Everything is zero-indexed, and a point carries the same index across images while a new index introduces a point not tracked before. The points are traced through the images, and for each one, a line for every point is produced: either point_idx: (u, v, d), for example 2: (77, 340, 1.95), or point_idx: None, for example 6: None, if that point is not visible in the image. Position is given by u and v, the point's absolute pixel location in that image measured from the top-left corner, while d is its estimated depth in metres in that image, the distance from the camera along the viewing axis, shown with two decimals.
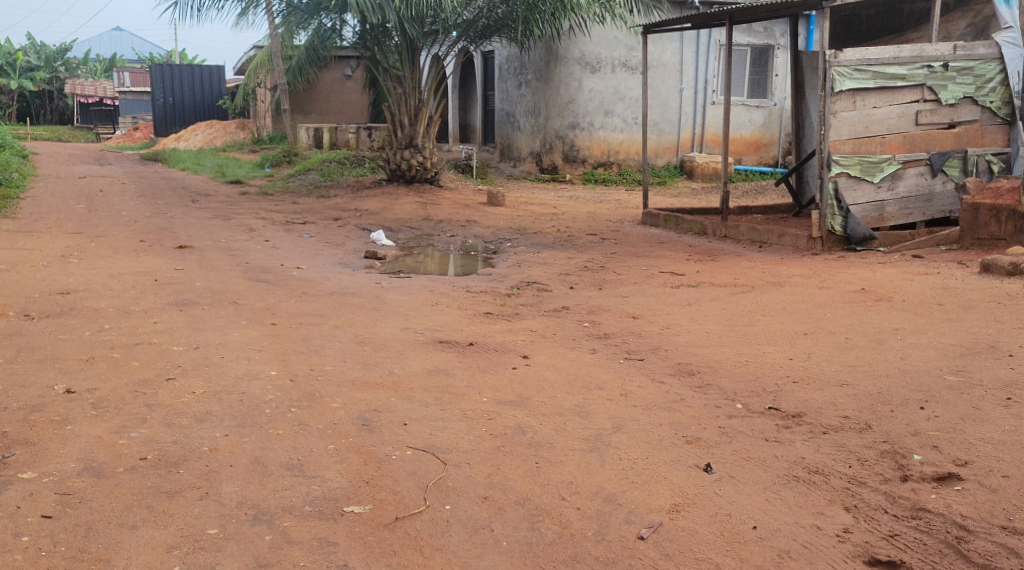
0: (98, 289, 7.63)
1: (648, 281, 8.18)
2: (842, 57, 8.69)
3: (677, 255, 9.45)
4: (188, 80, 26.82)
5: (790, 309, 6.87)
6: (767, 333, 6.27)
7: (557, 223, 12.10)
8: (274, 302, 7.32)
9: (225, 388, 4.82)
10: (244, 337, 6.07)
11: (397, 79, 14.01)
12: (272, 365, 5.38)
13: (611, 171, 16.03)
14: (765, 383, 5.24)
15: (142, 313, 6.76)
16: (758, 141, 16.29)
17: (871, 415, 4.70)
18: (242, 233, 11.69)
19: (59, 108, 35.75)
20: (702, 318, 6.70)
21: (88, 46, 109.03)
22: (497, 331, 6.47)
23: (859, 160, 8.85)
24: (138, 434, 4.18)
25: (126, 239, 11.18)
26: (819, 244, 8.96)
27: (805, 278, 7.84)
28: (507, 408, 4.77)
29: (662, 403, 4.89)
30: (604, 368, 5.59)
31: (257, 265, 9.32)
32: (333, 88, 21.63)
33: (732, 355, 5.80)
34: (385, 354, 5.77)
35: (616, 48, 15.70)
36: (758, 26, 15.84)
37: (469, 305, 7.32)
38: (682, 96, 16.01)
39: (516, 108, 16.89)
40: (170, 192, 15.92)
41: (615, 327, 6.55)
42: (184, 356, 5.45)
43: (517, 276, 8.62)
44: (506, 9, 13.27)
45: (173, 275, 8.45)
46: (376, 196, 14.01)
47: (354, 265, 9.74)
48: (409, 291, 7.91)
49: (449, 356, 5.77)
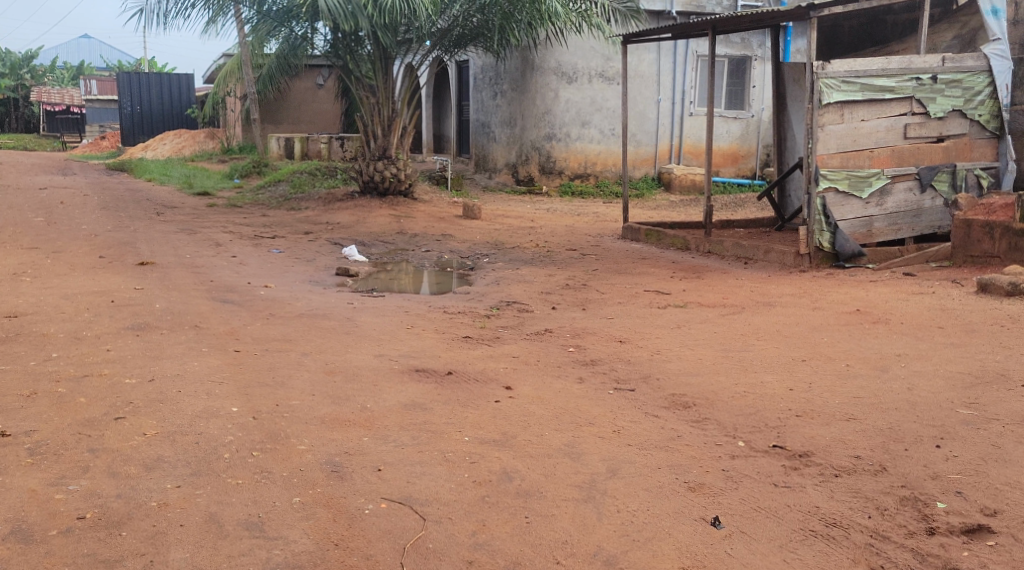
0: (50, 313, 7.20)
1: (632, 301, 7.81)
2: (829, 68, 8.35)
3: (661, 272, 9.10)
4: (156, 89, 26.24)
5: (783, 331, 6.48)
6: (763, 359, 5.81)
7: (536, 237, 11.72)
8: (238, 325, 6.89)
9: (180, 429, 4.46)
10: (204, 366, 5.66)
11: (369, 89, 13.61)
12: (233, 401, 4.96)
13: (588, 183, 15.68)
14: (766, 417, 4.80)
15: (95, 340, 6.36)
16: (735, 153, 15.99)
17: (884, 455, 4.26)
18: (208, 249, 11.25)
19: (26, 116, 34.97)
20: (692, 342, 6.32)
21: (57, 52, 107.66)
22: (477, 358, 6.06)
23: (847, 174, 8.51)
24: (78, 487, 3.78)
25: (85, 255, 10.74)
26: (806, 260, 8.62)
27: (796, 297, 7.49)
28: (489, 449, 4.36)
29: (657, 442, 4.50)
30: (592, 400, 5.19)
31: (222, 284, 8.89)
32: (305, 98, 21.18)
33: (728, 385, 5.35)
34: (356, 386, 5.34)
35: (593, 58, 15.42)
36: (735, 37, 15.56)
37: (447, 328, 6.92)
38: (660, 107, 15.69)
39: (491, 118, 16.39)
40: (134, 204, 15.47)
41: (602, 353, 6.17)
42: (136, 392, 5.06)
43: (496, 295, 8.24)
44: (481, 17, 12.88)
45: (132, 295, 8.04)
46: (348, 208, 13.57)
47: (325, 282, 9.32)
48: (382, 313, 7.48)
49: (426, 388, 5.36)
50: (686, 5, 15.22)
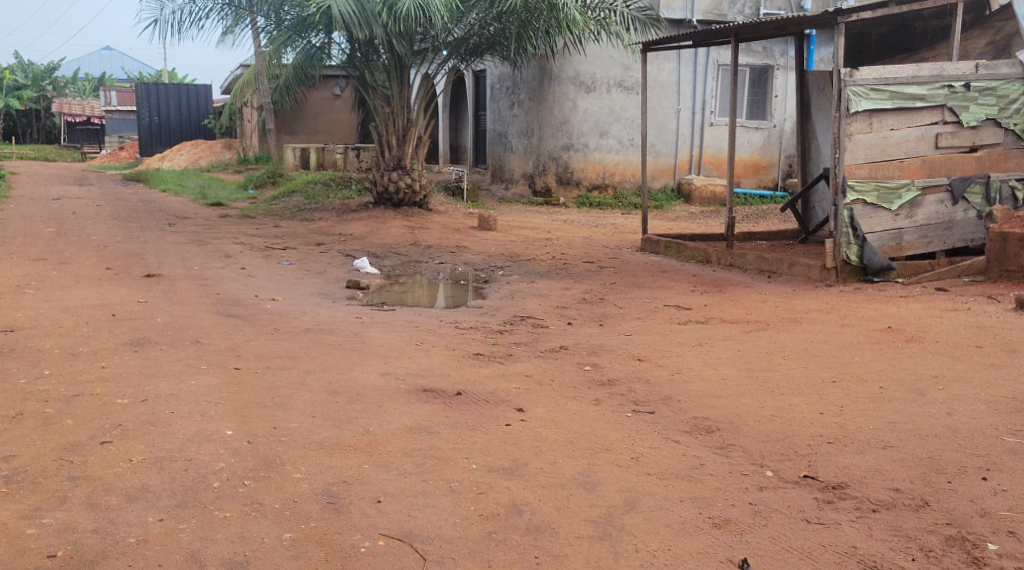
0: (48, 328, 6.97)
1: (652, 316, 7.50)
2: (858, 75, 8.04)
3: (681, 286, 8.77)
4: (174, 99, 26.13)
5: (811, 349, 6.15)
6: (790, 380, 5.48)
7: (552, 249, 11.42)
8: (240, 341, 6.62)
9: (170, 455, 4.19)
10: (201, 385, 5.38)
11: (385, 98, 13.37)
12: (228, 424, 4.68)
13: (606, 194, 15.39)
14: (796, 443, 4.48)
15: (91, 356, 6.12)
16: (757, 164, 15.66)
17: (925, 487, 3.94)
18: (217, 260, 11.02)
19: (47, 128, 35.09)
20: (715, 361, 6.00)
21: (80, 64, 108.31)
22: (488, 377, 5.76)
23: (875, 186, 8.18)
24: (52, 521, 3.54)
25: (92, 267, 10.51)
26: (833, 274, 8.32)
27: (823, 313, 7.16)
28: (497, 478, 4.06)
29: (678, 471, 4.19)
30: (609, 424, 4.88)
31: (229, 297, 8.63)
32: (321, 108, 20.99)
33: (754, 408, 5.02)
34: (358, 408, 5.05)
35: (612, 67, 15.12)
36: (758, 46, 15.23)
37: (457, 345, 6.62)
38: (680, 117, 15.38)
39: (508, 128, 16.10)
40: (146, 214, 15.29)
41: (620, 372, 5.86)
42: (127, 413, 4.79)
43: (510, 309, 7.94)
44: (498, 26, 12.60)
45: (134, 309, 7.81)
46: (362, 219, 13.32)
47: (334, 295, 9.05)
48: (391, 328, 7.19)
49: (433, 410, 5.06)
50: (706, 14, 14.96)
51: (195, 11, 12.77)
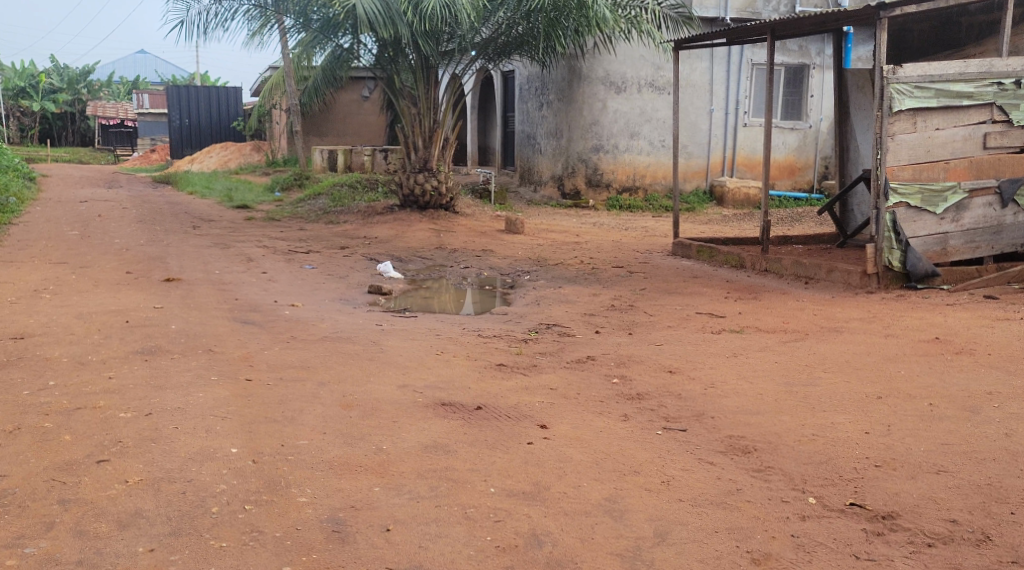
0: (59, 335, 6.75)
1: (683, 325, 7.16)
2: (902, 73, 7.68)
3: (714, 292, 8.43)
4: (205, 101, 26.03)
5: (852, 361, 5.81)
6: (832, 396, 5.14)
7: (581, 253, 11.10)
8: (255, 350, 6.37)
9: (168, 475, 3.92)
10: (208, 398, 5.13)
11: (411, 99, 13.09)
12: (234, 441, 4.41)
13: (636, 197, 15.06)
14: (840, 466, 4.17)
15: (99, 365, 5.89)
16: (792, 166, 15.26)
17: (985, 519, 3.66)
18: (238, 264, 10.80)
19: (82, 130, 35.20)
20: (751, 373, 5.68)
21: (116, 68, 109.01)
22: (510, 390, 5.46)
23: (920, 188, 7.83)
24: (35, 550, 3.39)
25: (112, 270, 10.35)
26: (873, 281, 7.96)
27: (865, 323, 6.81)
28: (517, 504, 3.81)
29: (713, 497, 3.90)
30: (639, 442, 4.59)
31: (247, 302, 8.40)
32: (350, 110, 20.79)
33: (795, 427, 4.70)
34: (373, 423, 4.77)
35: (643, 67, 14.80)
36: (793, 44, 14.86)
37: (480, 355, 6.33)
38: (712, 117, 15.03)
39: (537, 130, 15.77)
40: (171, 216, 15.13)
41: (650, 386, 5.54)
42: (129, 428, 4.53)
43: (536, 316, 7.64)
44: (526, 25, 12.28)
45: (149, 315, 7.58)
46: (387, 222, 13.08)
47: (356, 301, 8.80)
48: (412, 336, 6.91)
49: (452, 426, 4.78)
50: (740, 12, 14.59)
51: (222, 12, 12.52)
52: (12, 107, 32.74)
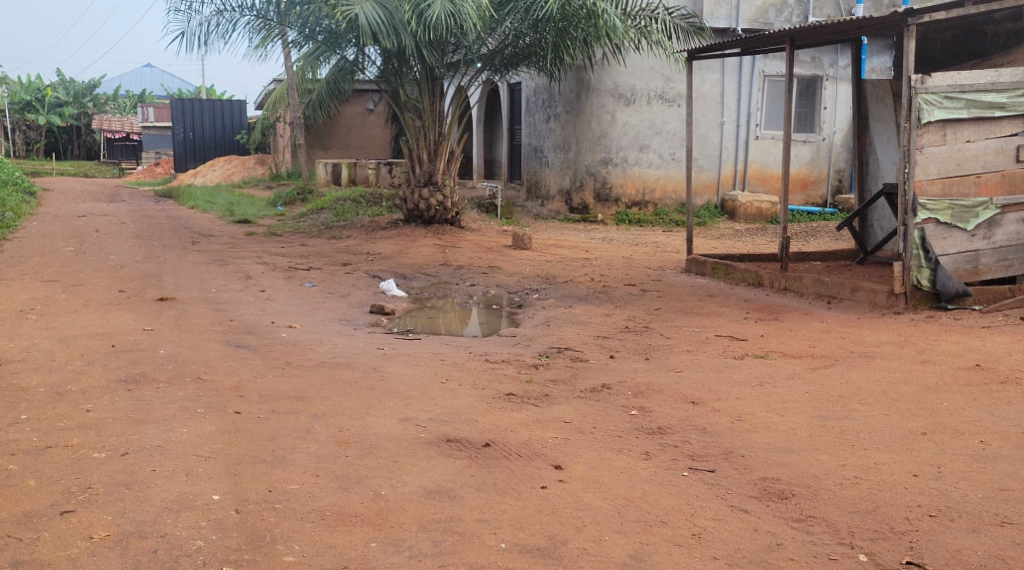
0: (39, 360, 6.35)
1: (703, 349, 6.73)
2: (930, 83, 7.26)
3: (733, 313, 8.00)
4: (209, 114, 25.66)
5: (888, 392, 5.36)
6: (872, 431, 4.70)
7: (592, 270, 10.68)
8: (247, 378, 5.95)
9: (139, 529, 3.63)
10: (192, 434, 4.71)
11: (415, 111, 12.67)
12: (216, 486, 4.02)
13: (646, 211, 14.65)
14: (890, 516, 3.80)
15: (78, 396, 5.49)
16: (805, 179, 14.83)
17: None
18: (236, 281, 10.42)
19: (88, 144, 34.90)
20: (782, 405, 5.23)
21: (125, 82, 108.92)
22: (519, 425, 5.02)
23: (949, 204, 7.39)
24: None
25: (105, 289, 9.96)
26: (901, 301, 7.44)
27: (897, 347, 6.36)
28: (531, 563, 3.54)
29: (751, 554, 3.61)
30: (663, 485, 4.18)
31: (242, 324, 7.97)
32: (354, 123, 20.41)
33: (835, 468, 4.26)
34: (371, 463, 4.35)
35: (653, 79, 14.39)
36: (806, 56, 14.44)
37: (487, 383, 5.90)
38: (724, 130, 14.61)
39: (544, 142, 15.35)
40: (170, 232, 14.73)
41: (671, 418, 5.11)
42: (101, 471, 4.16)
43: (546, 339, 7.21)
44: (534, 36, 11.86)
45: (137, 339, 7.17)
46: (391, 237, 12.67)
47: (357, 322, 8.38)
48: (415, 362, 6.49)
49: (457, 467, 4.36)
50: (752, 22, 14.17)
51: (223, 23, 12.12)
52: (18, 121, 32.48)
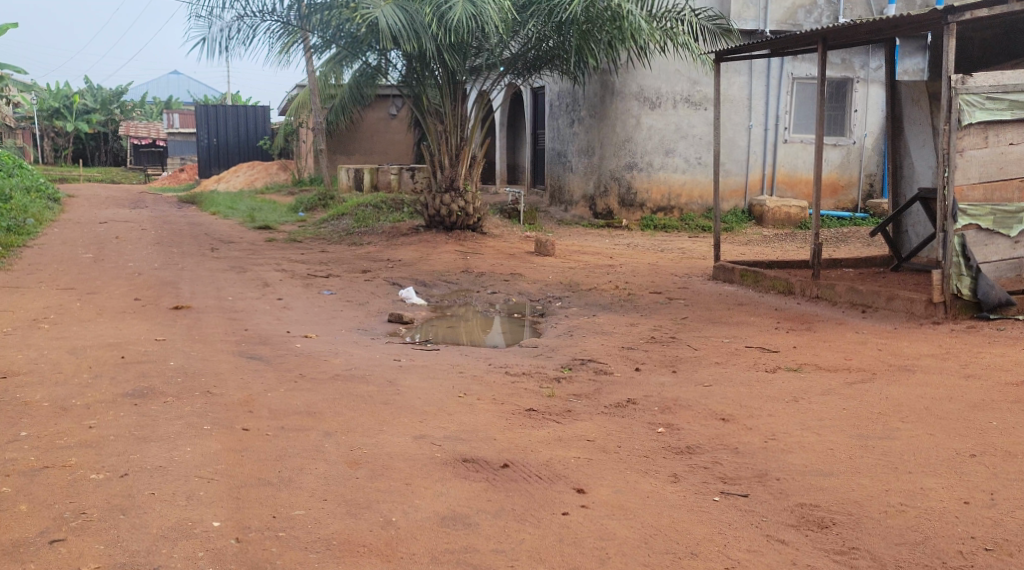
0: (46, 373, 6.15)
1: (733, 361, 6.44)
2: (972, 83, 6.94)
3: (763, 322, 7.70)
4: (233, 120, 25.52)
5: (932, 408, 5.06)
6: (916, 452, 4.42)
7: (616, 277, 10.40)
8: (258, 392, 5.72)
9: (131, 561, 3.46)
10: (196, 453, 4.48)
11: (437, 115, 12.43)
12: (216, 510, 3.81)
13: (672, 216, 14.35)
14: (941, 551, 3.58)
15: (82, 412, 5.28)
16: (835, 183, 14.49)
17: None
18: (253, 289, 10.22)
19: (115, 151, 34.94)
20: (818, 424, 4.93)
21: (153, 88, 109.49)
22: (540, 443, 4.76)
23: (992, 209, 7.08)
24: None
25: (121, 297, 9.78)
26: (940, 310, 7.12)
27: (938, 360, 6.06)
28: None
29: None
30: (692, 511, 3.93)
31: (257, 334, 7.75)
32: (377, 128, 20.23)
33: (878, 492, 4.00)
34: (382, 486, 4.10)
35: (678, 82, 14.11)
36: (836, 57, 14.11)
37: (507, 397, 5.64)
38: (751, 134, 14.31)
39: (567, 147, 15.12)
40: (190, 238, 14.57)
41: (700, 437, 4.84)
42: (97, 493, 3.95)
43: (568, 350, 6.95)
44: (557, 39, 11.60)
45: (148, 350, 6.96)
46: (412, 244, 12.44)
47: (374, 331, 8.15)
48: (432, 374, 6.23)
49: (474, 490, 4.11)
50: (780, 24, 13.87)
51: (244, 28, 11.92)
52: (46, 127, 32.54)
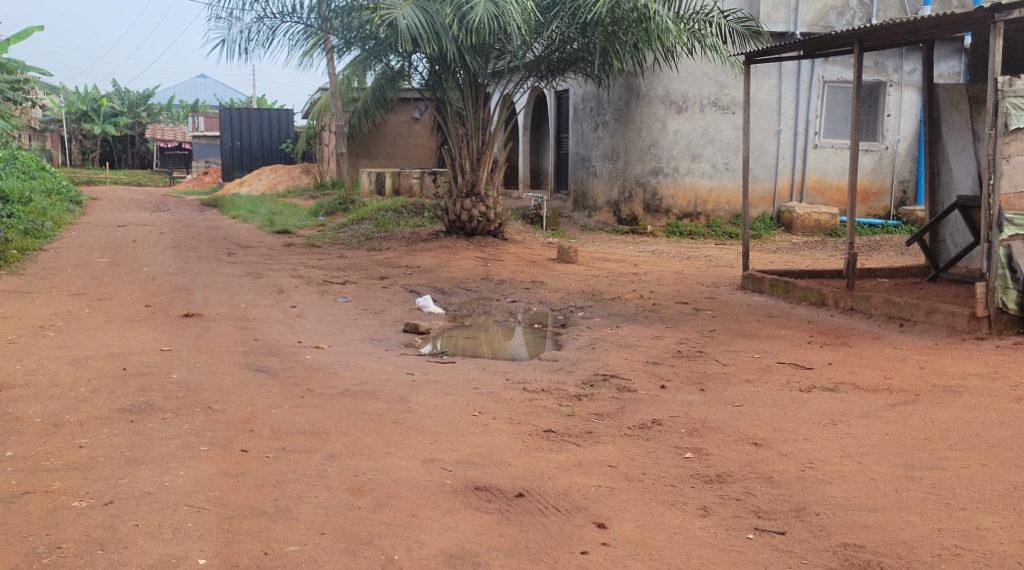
0: (43, 386, 5.88)
1: (765, 379, 6.08)
2: (1019, 85, 6.58)
3: (795, 336, 7.32)
4: (256, 123, 25.30)
5: (983, 435, 4.69)
6: (968, 485, 4.08)
7: (641, 286, 10.04)
8: (261, 408, 5.40)
9: None
10: (190, 476, 4.19)
11: (458, 118, 12.09)
12: (203, 544, 3.57)
13: (698, 223, 13.96)
14: None
15: (75, 429, 4.99)
16: (867, 190, 14.06)
17: None
18: (267, 296, 9.94)
19: (141, 153, 34.83)
20: (860, 450, 4.57)
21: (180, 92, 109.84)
22: (558, 469, 4.43)
23: None
24: None
25: (132, 303, 9.53)
26: (984, 325, 6.73)
27: (985, 379, 5.68)
28: None
29: None
30: (719, 551, 3.61)
31: (266, 344, 7.45)
32: (400, 131, 19.94)
33: (927, 534, 3.67)
34: (386, 518, 3.80)
35: (706, 85, 13.73)
36: (868, 60, 13.70)
37: (524, 417, 5.30)
38: (781, 138, 13.91)
39: (592, 151, 14.89)
40: (207, 242, 14.32)
41: (731, 463, 4.49)
42: (77, 522, 3.69)
43: (590, 365, 6.59)
44: (581, 41, 11.25)
45: (151, 361, 6.66)
46: (432, 250, 12.11)
47: (388, 342, 7.82)
48: (446, 390, 5.91)
49: (487, 523, 3.80)
50: (811, 26, 13.49)
51: (263, 30, 11.63)
52: (74, 130, 32.52)
